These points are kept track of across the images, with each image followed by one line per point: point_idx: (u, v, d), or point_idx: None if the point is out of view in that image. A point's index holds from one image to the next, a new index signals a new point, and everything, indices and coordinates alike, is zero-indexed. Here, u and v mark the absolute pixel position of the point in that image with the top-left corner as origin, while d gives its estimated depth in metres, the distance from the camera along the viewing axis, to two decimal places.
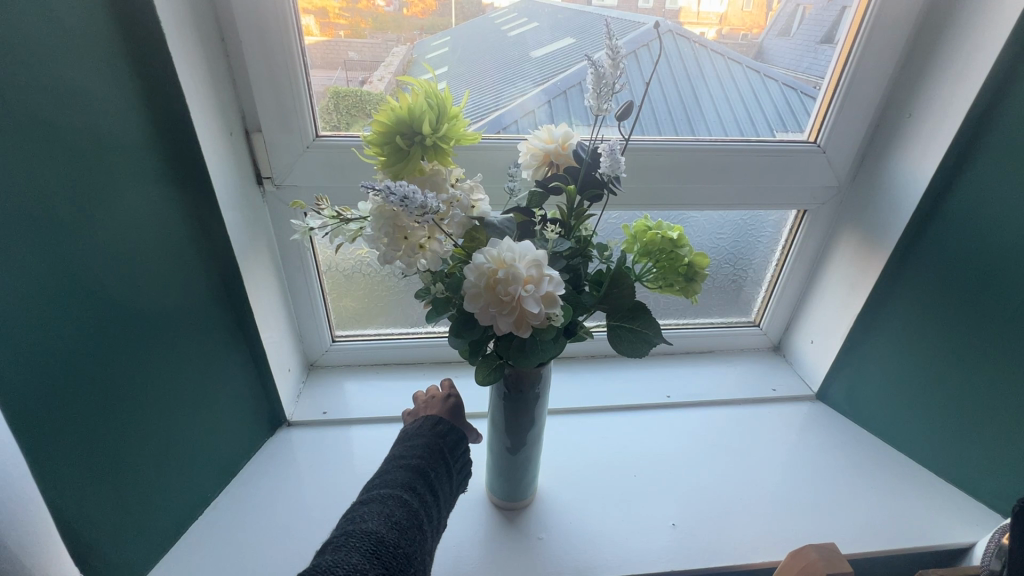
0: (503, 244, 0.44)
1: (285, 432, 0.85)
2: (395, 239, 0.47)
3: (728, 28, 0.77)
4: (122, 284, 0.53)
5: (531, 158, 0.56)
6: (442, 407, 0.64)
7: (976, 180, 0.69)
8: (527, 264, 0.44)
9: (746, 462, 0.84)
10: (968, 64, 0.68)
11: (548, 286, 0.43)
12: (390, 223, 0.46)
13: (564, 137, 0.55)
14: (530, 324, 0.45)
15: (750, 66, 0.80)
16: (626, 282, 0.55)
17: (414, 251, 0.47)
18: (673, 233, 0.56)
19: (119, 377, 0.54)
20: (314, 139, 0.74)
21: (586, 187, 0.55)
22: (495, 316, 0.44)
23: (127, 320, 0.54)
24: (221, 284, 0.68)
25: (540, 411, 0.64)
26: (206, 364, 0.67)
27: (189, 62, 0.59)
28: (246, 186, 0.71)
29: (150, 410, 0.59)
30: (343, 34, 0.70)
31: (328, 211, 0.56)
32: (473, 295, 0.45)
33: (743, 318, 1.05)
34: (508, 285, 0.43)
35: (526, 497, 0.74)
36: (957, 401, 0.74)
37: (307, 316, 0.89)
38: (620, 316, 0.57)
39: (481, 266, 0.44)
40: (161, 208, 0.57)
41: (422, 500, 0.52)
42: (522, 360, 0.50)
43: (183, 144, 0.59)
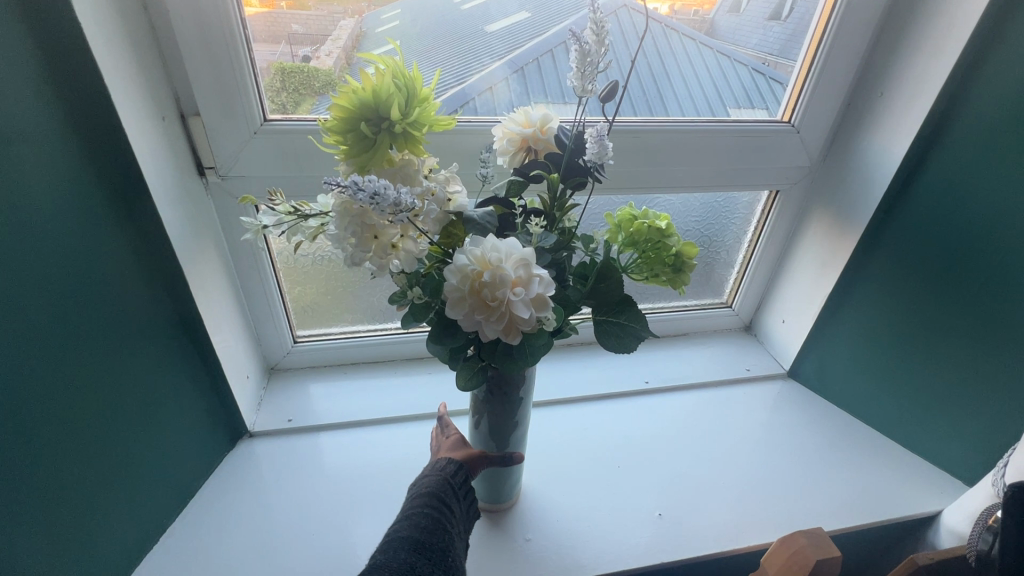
0: (490, 242, 0.41)
1: (247, 444, 0.79)
2: (364, 238, 0.42)
3: (680, 3, 0.75)
4: (42, 297, 0.46)
5: (507, 146, 0.51)
6: (450, 447, 0.63)
7: (946, 160, 0.70)
8: (516, 265, 0.40)
9: (726, 445, 0.84)
10: (940, 41, 0.67)
11: (539, 286, 0.40)
12: (359, 221, 0.42)
13: (544, 121, 0.50)
14: (520, 330, 0.41)
15: (703, 43, 0.79)
16: (614, 278, 0.52)
17: (386, 251, 0.43)
18: (661, 222, 0.53)
19: (47, 405, 0.47)
20: (263, 124, 0.66)
21: (569, 175, 0.52)
22: (481, 322, 0.41)
23: (50, 340, 0.47)
24: (164, 293, 0.61)
25: (524, 410, 0.61)
26: (151, 380, 0.60)
27: (108, 35, 0.50)
28: (185, 178, 0.63)
29: (88, 440, 0.52)
30: (285, 5, 0.63)
31: (283, 207, 0.50)
32: (456, 299, 0.41)
33: (716, 300, 1.05)
34: (495, 288, 0.39)
35: (512, 497, 0.72)
36: (925, 377, 0.76)
37: (264, 318, 0.82)
38: (605, 312, 0.55)
39: (464, 267, 0.40)
40: (85, 208, 0.50)
41: (446, 508, 0.55)
42: (508, 365, 0.47)
43: (108, 134, 0.51)
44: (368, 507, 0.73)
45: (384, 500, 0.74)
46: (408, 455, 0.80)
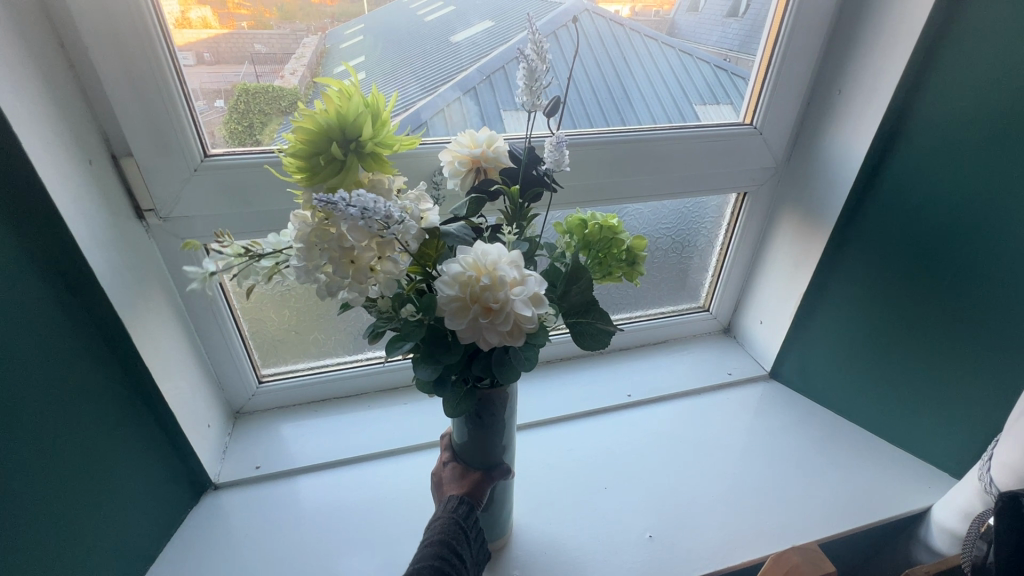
0: (482, 249, 0.39)
1: (212, 497, 0.74)
2: (341, 264, 0.39)
3: (640, 5, 0.73)
4: None
5: (456, 167, 0.48)
6: (452, 478, 0.58)
7: (907, 156, 0.70)
8: (512, 268, 0.39)
9: (712, 455, 0.83)
10: (892, 40, 0.68)
11: (535, 284, 0.39)
12: (336, 245, 0.38)
13: (489, 142, 0.48)
14: (524, 332, 0.40)
15: (665, 43, 0.77)
16: (584, 278, 0.50)
17: (365, 276, 0.40)
18: (611, 221, 0.50)
19: None
20: (203, 160, 0.62)
21: (527, 193, 0.49)
22: (483, 330, 0.39)
23: None
24: (105, 348, 0.57)
25: (509, 433, 0.59)
26: (99, 444, 0.55)
27: (17, 80, 0.47)
28: (120, 222, 0.59)
29: (28, 520, 0.48)
30: (246, 25, 0.59)
31: (231, 248, 0.45)
32: (456, 309, 0.39)
33: (693, 304, 1.04)
34: (497, 292, 0.38)
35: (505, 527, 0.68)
36: (904, 370, 0.76)
37: (224, 360, 0.78)
38: (574, 317, 0.52)
39: (460, 274, 0.38)
40: (9, 270, 0.46)
41: (459, 556, 0.51)
42: (507, 374, 0.45)
43: (28, 188, 0.47)
44: (345, 554, 0.69)
45: (362, 545, 0.70)
46: (386, 494, 0.77)
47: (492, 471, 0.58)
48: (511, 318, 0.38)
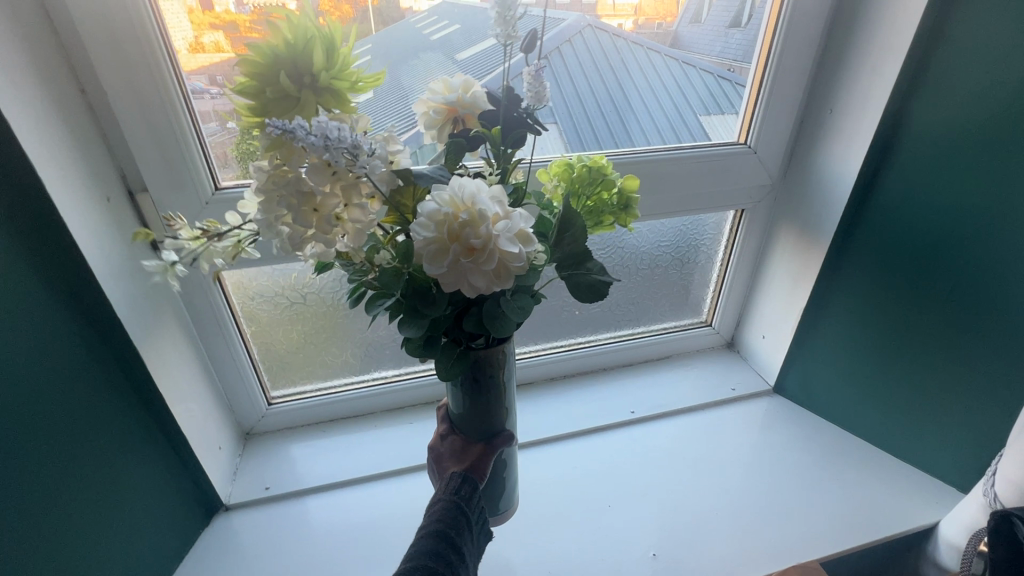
0: (461, 187, 0.39)
1: (224, 518, 0.76)
2: (304, 213, 0.39)
3: (643, 18, 0.75)
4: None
5: (433, 115, 0.50)
6: (453, 453, 0.59)
7: (899, 173, 0.71)
8: (493, 206, 0.39)
9: (716, 471, 0.83)
10: (879, 61, 0.69)
11: (517, 220, 0.40)
12: (296, 192, 0.39)
13: (466, 87, 0.50)
14: (509, 270, 0.40)
15: (669, 54, 0.78)
16: (575, 223, 0.49)
17: (332, 224, 0.39)
18: (598, 162, 0.53)
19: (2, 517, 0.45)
20: (214, 194, 0.65)
21: (506, 139, 0.50)
22: (466, 272, 0.39)
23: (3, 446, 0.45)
24: (122, 375, 0.59)
25: (507, 401, 0.59)
26: (117, 468, 0.58)
27: (40, 127, 0.50)
28: (136, 254, 0.62)
29: (50, 544, 0.50)
30: None
31: (186, 232, 0.46)
32: (435, 253, 0.39)
33: (695, 319, 1.05)
34: (477, 228, 0.38)
35: (510, 509, 0.66)
36: (908, 383, 0.76)
37: (234, 382, 0.80)
38: (568, 265, 0.50)
39: (439, 214, 0.38)
40: (33, 307, 0.48)
41: (458, 535, 0.52)
42: (501, 326, 0.46)
43: (51, 229, 0.50)
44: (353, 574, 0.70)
45: (369, 565, 0.71)
46: (393, 513, 0.78)
47: (494, 443, 0.58)
48: (494, 254, 0.38)
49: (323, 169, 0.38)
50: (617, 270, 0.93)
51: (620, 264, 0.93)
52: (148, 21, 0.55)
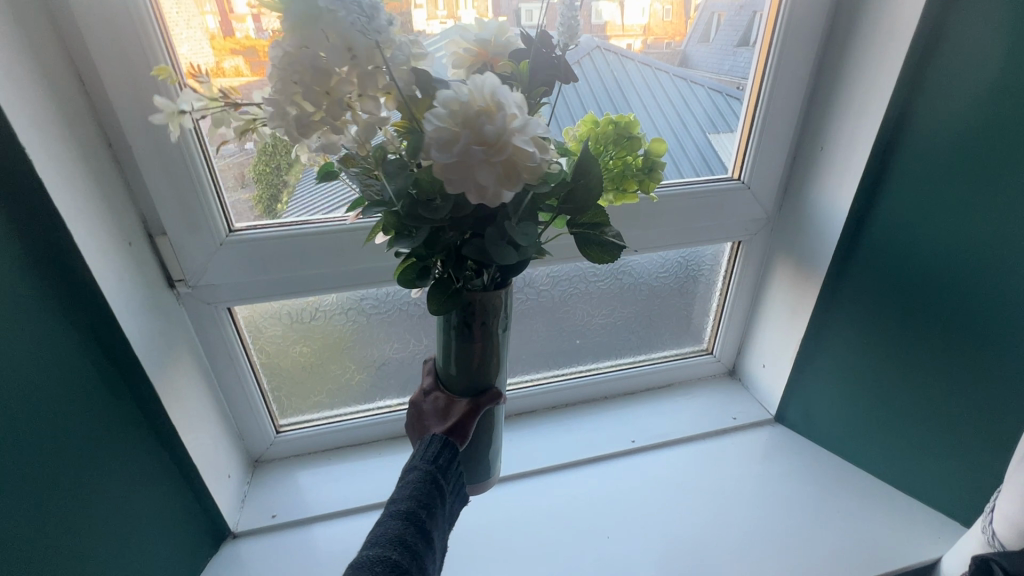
0: (480, 82, 0.40)
1: (232, 545, 0.78)
2: (314, 93, 0.39)
3: (652, 38, 0.76)
4: (29, 442, 0.48)
5: (462, 54, 0.48)
6: (435, 411, 0.58)
7: (890, 207, 0.73)
8: (511, 104, 0.39)
9: (717, 503, 0.83)
10: (866, 101, 0.71)
11: (535, 127, 0.40)
12: (309, 69, 0.38)
13: (501, 31, 0.47)
14: (520, 174, 0.40)
15: (676, 75, 0.80)
16: (592, 175, 0.47)
17: (341, 109, 0.40)
18: (626, 120, 0.51)
19: (37, 547, 0.49)
20: (228, 235, 0.69)
21: (533, 82, 0.47)
22: (475, 166, 0.38)
23: (38, 480, 0.49)
24: (139, 408, 0.62)
25: (496, 358, 0.57)
26: (135, 498, 0.61)
27: (69, 182, 0.53)
28: (154, 294, 0.66)
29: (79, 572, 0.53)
30: None
31: (206, 90, 0.44)
32: (446, 142, 0.38)
33: (696, 347, 1.06)
34: (492, 119, 0.38)
35: (492, 478, 0.65)
36: (907, 416, 0.76)
37: (244, 411, 0.83)
38: (583, 222, 0.51)
39: (455, 102, 0.39)
40: (62, 349, 0.52)
41: (428, 509, 0.51)
42: (503, 252, 0.44)
43: (78, 276, 0.54)
44: None
45: None
46: None
47: (480, 402, 0.57)
48: (506, 149, 0.39)
49: (342, 49, 0.38)
50: (616, 300, 0.95)
51: (619, 294, 0.95)
52: (163, 83, 0.59)
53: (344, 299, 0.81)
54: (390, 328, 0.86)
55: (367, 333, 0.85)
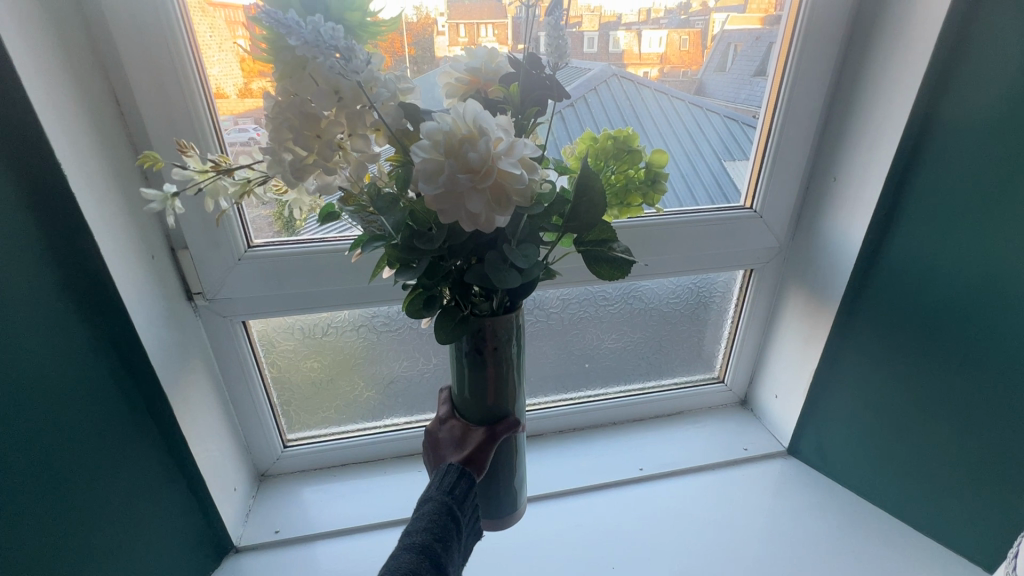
0: (463, 110, 0.40)
1: (234, 560, 0.78)
2: (306, 137, 0.41)
3: (669, 66, 0.77)
4: (47, 444, 0.50)
5: (455, 84, 0.50)
6: (452, 440, 0.58)
7: (904, 239, 0.72)
8: (494, 129, 0.40)
9: (726, 536, 0.81)
10: (879, 132, 0.72)
11: (519, 149, 0.41)
12: (299, 116, 0.40)
13: (490, 58, 0.49)
14: (508, 197, 0.41)
15: (691, 103, 0.81)
16: (594, 193, 0.48)
17: (332, 151, 0.42)
18: (623, 136, 0.52)
19: (46, 550, 0.50)
20: (246, 250, 0.71)
21: (525, 103, 0.48)
22: (463, 194, 0.39)
23: (53, 483, 0.50)
24: (152, 417, 0.64)
25: (513, 387, 0.58)
26: (144, 506, 0.62)
27: (98, 195, 0.56)
28: (173, 306, 0.68)
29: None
30: None
31: (195, 164, 0.47)
32: (431, 172, 0.39)
33: (707, 374, 1.05)
34: (476, 144, 0.39)
35: (517, 511, 0.65)
36: (924, 453, 0.74)
37: (253, 424, 0.84)
38: (590, 239, 0.53)
39: (439, 132, 0.39)
40: (82, 355, 0.54)
41: (444, 542, 0.51)
42: (502, 278, 0.45)
43: (101, 285, 0.56)
44: None
45: None
46: None
47: (497, 431, 0.57)
48: (493, 173, 0.39)
49: (330, 92, 0.40)
50: (627, 324, 0.95)
51: (629, 319, 0.94)
52: (194, 103, 0.62)
53: (356, 316, 0.82)
54: (400, 346, 0.87)
55: (378, 350, 0.86)
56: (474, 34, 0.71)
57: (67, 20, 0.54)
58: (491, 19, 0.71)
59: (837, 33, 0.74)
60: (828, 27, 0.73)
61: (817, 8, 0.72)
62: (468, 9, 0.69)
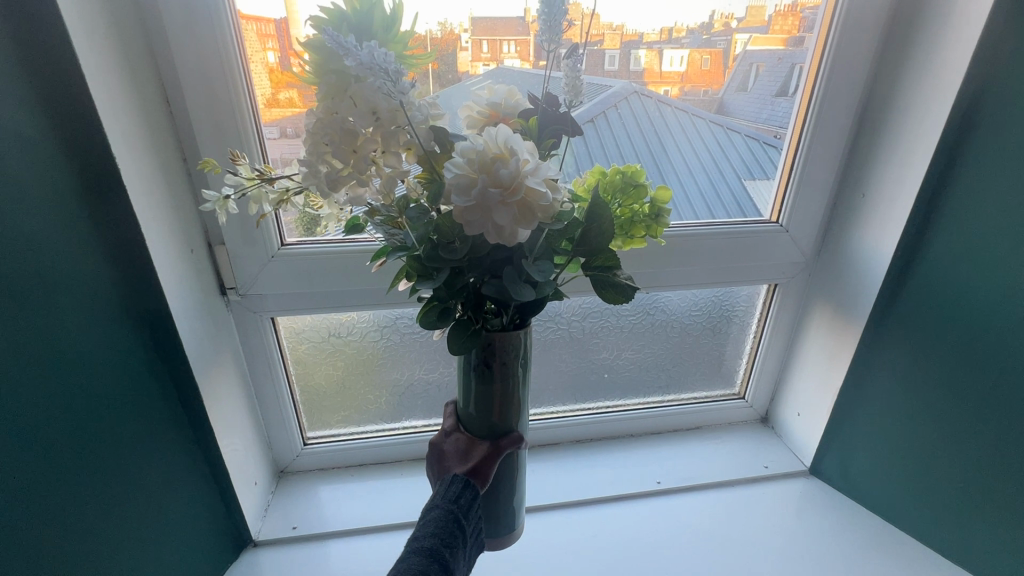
0: (495, 132, 0.42)
1: (251, 553, 0.78)
2: (344, 152, 0.42)
3: (690, 85, 0.78)
4: (89, 421, 0.52)
5: (474, 117, 0.50)
6: (456, 451, 0.58)
7: (934, 256, 0.71)
8: (523, 151, 0.41)
9: (745, 553, 0.79)
10: (911, 149, 0.71)
11: (547, 171, 0.42)
12: (338, 131, 0.41)
13: (510, 95, 0.50)
14: (535, 214, 0.41)
15: (713, 121, 0.82)
16: (602, 219, 0.49)
17: (366, 165, 0.42)
18: (630, 171, 0.52)
19: (81, 525, 0.51)
20: (279, 249, 0.73)
21: (543, 136, 0.50)
22: (492, 208, 0.40)
23: (93, 459, 0.52)
24: (182, 406, 0.65)
25: (520, 400, 0.58)
26: (170, 492, 0.63)
27: (146, 189, 0.58)
28: (208, 300, 0.70)
29: (115, 556, 0.55)
30: None
31: (245, 171, 0.50)
32: (464, 187, 0.40)
33: (727, 391, 1.04)
34: (507, 163, 0.40)
35: (515, 530, 0.64)
36: (951, 480, 0.72)
37: (275, 421, 0.85)
38: (595, 266, 0.51)
39: (472, 151, 0.41)
40: (124, 340, 0.56)
41: (449, 549, 0.50)
42: (519, 290, 0.45)
43: (143, 274, 0.58)
44: None
45: None
46: None
47: (501, 445, 0.57)
48: (522, 191, 0.40)
49: (368, 112, 0.41)
50: (647, 337, 0.95)
51: (650, 331, 0.94)
52: (238, 105, 0.65)
53: (378, 317, 0.84)
54: (421, 349, 0.88)
55: (399, 352, 0.87)
56: (497, 50, 0.72)
57: (128, 25, 0.57)
58: (513, 36, 0.72)
59: (866, 52, 0.74)
60: (857, 48, 0.74)
61: (846, 28, 0.72)
62: (491, 25, 0.71)
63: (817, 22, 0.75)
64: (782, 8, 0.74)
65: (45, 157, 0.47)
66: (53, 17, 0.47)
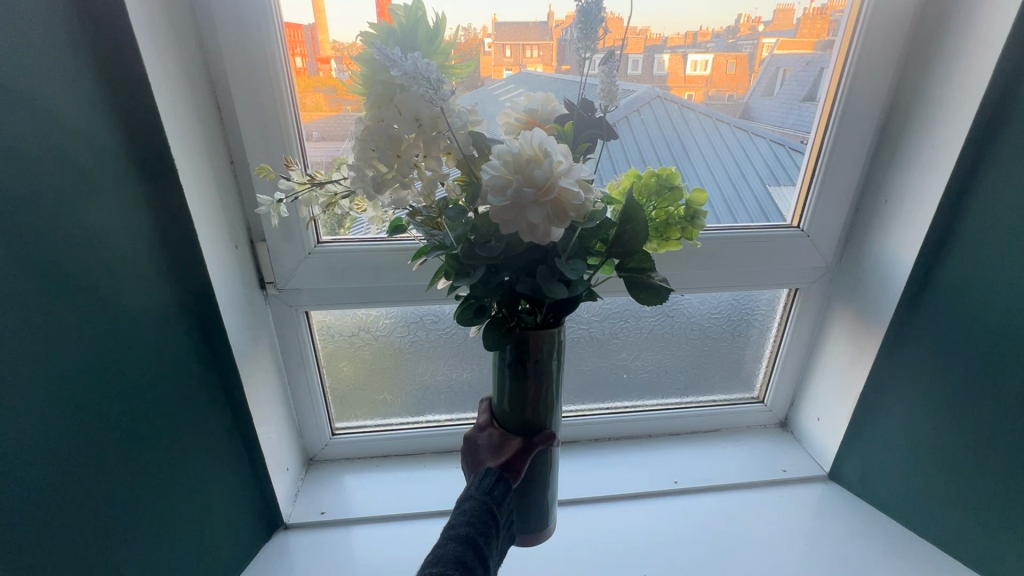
0: (530, 135, 0.44)
1: (282, 536, 0.82)
2: (389, 156, 0.45)
3: (714, 90, 0.80)
4: (137, 400, 0.56)
5: (513, 123, 0.53)
6: (490, 445, 0.61)
7: (957, 263, 0.71)
8: (557, 153, 0.44)
9: (761, 553, 0.80)
10: (934, 155, 0.72)
11: (579, 172, 0.44)
12: (384, 138, 0.45)
13: (546, 102, 0.53)
14: (568, 213, 0.44)
15: (736, 125, 0.83)
16: (637, 222, 0.50)
17: (409, 169, 0.46)
18: (665, 175, 0.54)
19: (127, 494, 0.55)
20: (315, 245, 0.77)
21: (578, 140, 0.53)
22: (526, 207, 0.43)
23: (138, 433, 0.56)
24: (222, 389, 0.69)
25: (553, 399, 0.60)
26: (208, 469, 0.67)
27: (198, 187, 0.63)
28: (250, 293, 0.74)
29: (156, 526, 0.59)
30: (349, 108, 0.73)
31: (297, 176, 0.54)
32: (500, 187, 0.43)
33: (746, 394, 1.05)
34: (541, 164, 0.43)
35: (547, 527, 0.66)
36: (970, 488, 0.72)
37: (306, 410, 0.89)
38: (630, 267, 0.53)
39: (508, 154, 0.43)
40: (172, 325, 0.60)
41: (483, 537, 0.52)
42: (552, 289, 0.48)
43: (190, 266, 0.62)
44: None
45: None
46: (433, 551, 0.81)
47: (534, 441, 0.60)
48: (556, 191, 0.42)
49: (412, 120, 0.44)
50: (666, 339, 0.96)
51: (669, 332, 0.96)
52: (283, 109, 0.69)
53: (405, 313, 0.87)
54: (446, 345, 0.91)
55: (424, 347, 0.90)
56: (520, 54, 0.75)
57: (185, 34, 0.62)
58: (537, 41, 0.75)
59: (891, 58, 0.75)
60: (881, 54, 0.74)
61: (871, 30, 0.73)
62: (515, 31, 0.74)
63: (842, 27, 0.76)
64: (811, 12, 0.75)
65: (109, 157, 0.52)
66: (123, 31, 0.52)
